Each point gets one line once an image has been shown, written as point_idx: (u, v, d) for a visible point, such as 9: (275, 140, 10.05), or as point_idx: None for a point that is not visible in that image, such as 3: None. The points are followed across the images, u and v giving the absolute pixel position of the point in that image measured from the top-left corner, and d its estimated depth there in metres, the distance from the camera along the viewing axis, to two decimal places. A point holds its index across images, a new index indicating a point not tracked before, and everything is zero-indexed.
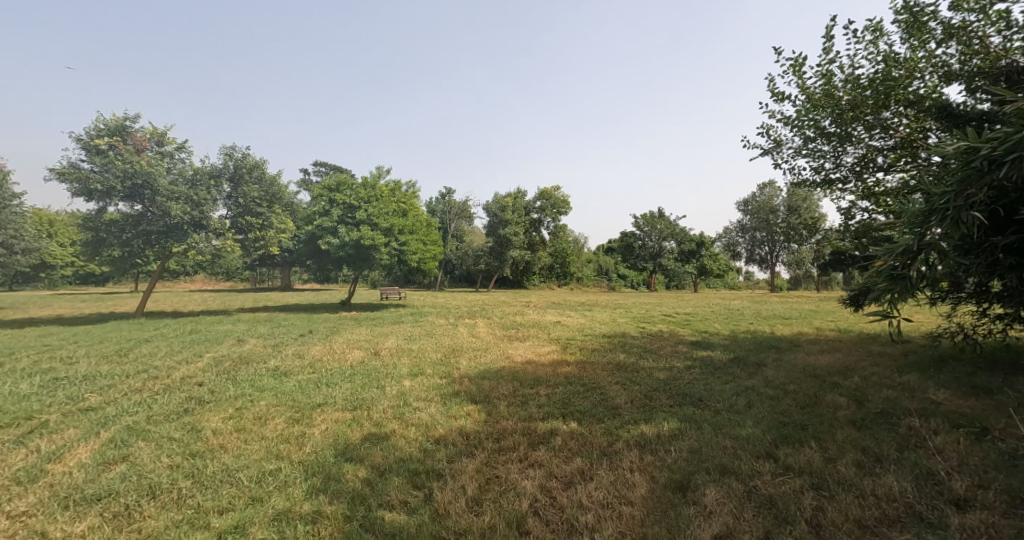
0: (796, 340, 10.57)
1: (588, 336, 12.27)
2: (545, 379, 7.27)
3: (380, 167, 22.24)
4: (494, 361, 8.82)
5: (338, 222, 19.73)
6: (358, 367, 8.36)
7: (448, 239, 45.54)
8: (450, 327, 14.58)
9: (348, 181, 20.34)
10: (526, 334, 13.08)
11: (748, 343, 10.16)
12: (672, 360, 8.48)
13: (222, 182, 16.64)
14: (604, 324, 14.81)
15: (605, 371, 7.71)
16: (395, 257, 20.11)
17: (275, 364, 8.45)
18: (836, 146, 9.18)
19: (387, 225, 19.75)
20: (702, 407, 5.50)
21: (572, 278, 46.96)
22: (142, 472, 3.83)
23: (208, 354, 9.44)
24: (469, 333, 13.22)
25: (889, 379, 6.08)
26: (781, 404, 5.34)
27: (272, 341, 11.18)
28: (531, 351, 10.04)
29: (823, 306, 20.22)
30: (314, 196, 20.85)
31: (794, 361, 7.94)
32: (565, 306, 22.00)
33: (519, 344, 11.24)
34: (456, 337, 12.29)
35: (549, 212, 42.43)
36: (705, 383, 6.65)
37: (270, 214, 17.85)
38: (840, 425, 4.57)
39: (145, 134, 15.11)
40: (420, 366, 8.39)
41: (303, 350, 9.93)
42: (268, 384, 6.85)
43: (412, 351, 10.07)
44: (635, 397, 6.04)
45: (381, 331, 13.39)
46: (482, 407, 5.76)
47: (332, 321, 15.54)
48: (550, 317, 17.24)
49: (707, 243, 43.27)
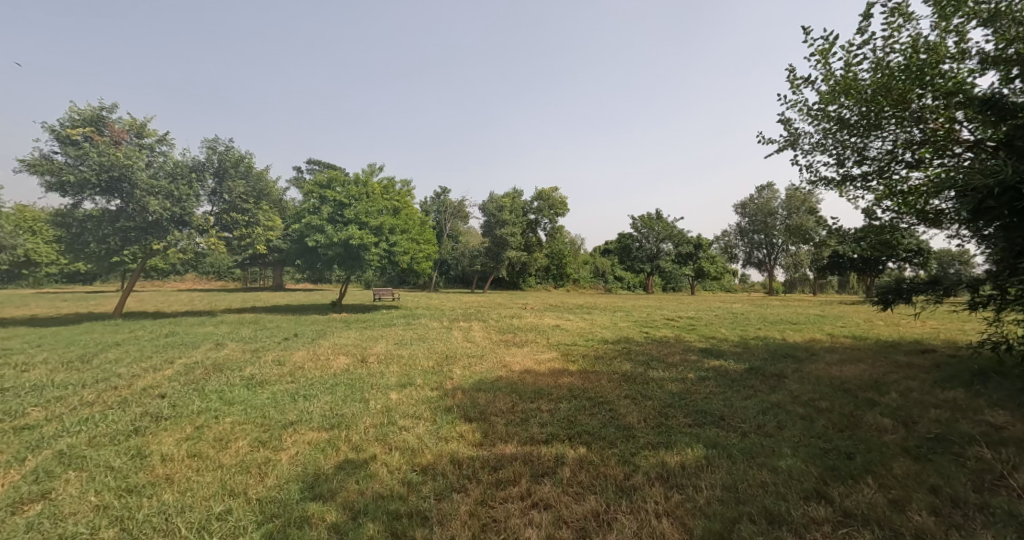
0: (810, 348, 9.99)
1: (590, 342, 11.62)
2: (547, 392, 6.62)
3: (373, 164, 21.55)
4: (490, 370, 8.19)
5: (328, 220, 19.03)
6: (343, 375, 7.70)
7: (443, 239, 44.82)
8: (444, 331, 13.91)
9: (338, 177, 19.66)
10: (525, 339, 12.46)
11: (760, 351, 9.57)
12: (683, 370, 7.86)
13: (206, 176, 15.84)
14: (606, 328, 14.19)
15: (612, 382, 7.08)
16: (386, 257, 19.43)
17: (252, 372, 7.74)
18: (858, 141, 8.68)
19: (379, 224, 19.07)
20: (726, 429, 4.87)
21: (568, 280, 46.34)
22: (59, 517, 3.15)
23: (180, 360, 8.71)
24: (464, 338, 12.58)
25: (931, 396, 5.46)
26: (818, 426, 4.71)
27: (252, 345, 10.45)
28: (530, 359, 9.40)
29: (828, 311, 19.68)
30: (304, 194, 20.14)
31: (816, 372, 7.34)
32: (563, 309, 21.39)
33: (517, 350, 10.58)
34: (450, 342, 11.65)
35: (546, 213, 41.85)
36: (725, 398, 6.03)
37: (257, 211, 17.13)
38: (893, 454, 3.95)
39: (124, 126, 14.46)
40: (410, 374, 7.73)
41: (285, 356, 9.26)
42: (238, 397, 6.15)
43: (403, 357, 9.41)
44: (649, 416, 5.40)
45: (370, 335, 12.69)
46: (478, 426, 5.11)
47: (319, 324, 14.85)
48: (548, 320, 16.61)
49: (706, 246, 42.70)
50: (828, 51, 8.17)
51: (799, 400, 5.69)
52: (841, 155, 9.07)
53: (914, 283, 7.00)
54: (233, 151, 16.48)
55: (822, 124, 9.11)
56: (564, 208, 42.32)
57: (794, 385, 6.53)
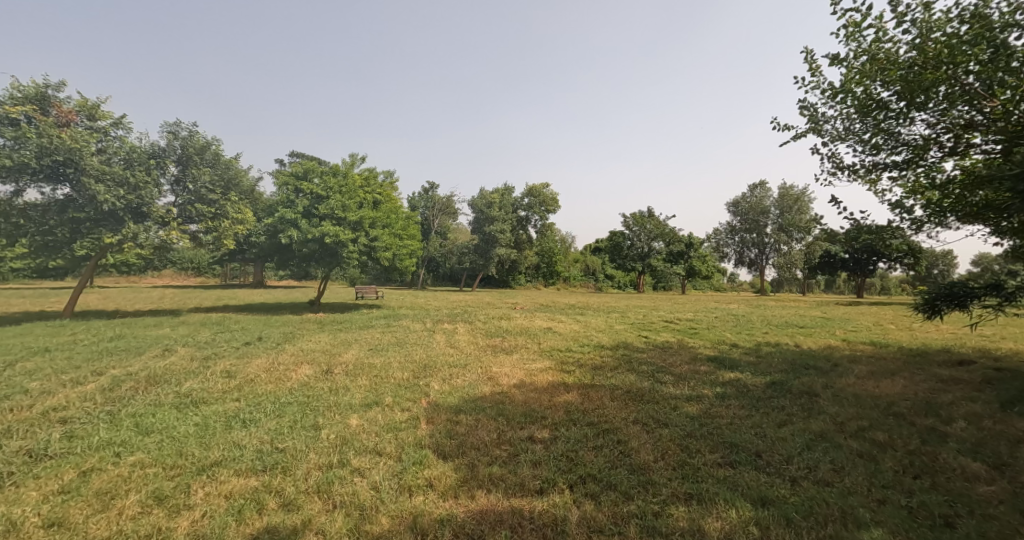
0: (829, 358, 9.07)
1: (585, 348, 10.59)
2: (541, 414, 5.57)
3: (354, 155, 20.41)
4: (475, 384, 7.09)
5: (302, 214, 17.92)
6: (301, 391, 6.55)
7: (431, 235, 43.51)
8: (426, 334, 12.76)
9: (315, 167, 18.52)
10: (514, 344, 11.38)
11: (777, 362, 8.62)
12: (696, 384, 6.87)
13: (167, 163, 14.43)
14: (601, 332, 13.19)
15: (616, 402, 6.04)
16: (365, 254, 18.28)
17: (192, 387, 6.55)
18: (890, 125, 7.81)
19: (357, 218, 17.91)
20: (770, 475, 3.85)
21: (559, 278, 45.46)
22: None
23: (111, 370, 7.43)
24: (447, 342, 11.46)
25: (1009, 427, 4.53)
26: (888, 474, 3.73)
27: (204, 351, 9.21)
28: (520, 369, 8.33)
29: (827, 314, 18.99)
30: (278, 184, 18.86)
31: (851, 389, 6.39)
32: (552, 309, 20.43)
33: (505, 358, 9.51)
34: (431, 347, 10.52)
35: (536, 210, 40.86)
36: (755, 425, 5.04)
37: (225, 202, 15.78)
38: (1009, 526, 2.97)
39: (72, 107, 12.96)
40: (381, 390, 6.62)
41: (239, 365, 8.06)
42: (160, 421, 4.98)
43: (377, 366, 8.29)
44: (668, 452, 4.38)
45: (343, 339, 11.53)
46: (456, 466, 4.05)
47: (290, 325, 13.68)
48: (539, 322, 15.57)
49: (697, 244, 41.82)
50: (858, 24, 7.16)
51: (848, 429, 4.71)
52: (869, 141, 8.20)
53: (969, 287, 6.05)
54: (196, 137, 15.15)
55: (847, 107, 8.22)
56: (555, 205, 41.23)
57: (832, 407, 5.56)
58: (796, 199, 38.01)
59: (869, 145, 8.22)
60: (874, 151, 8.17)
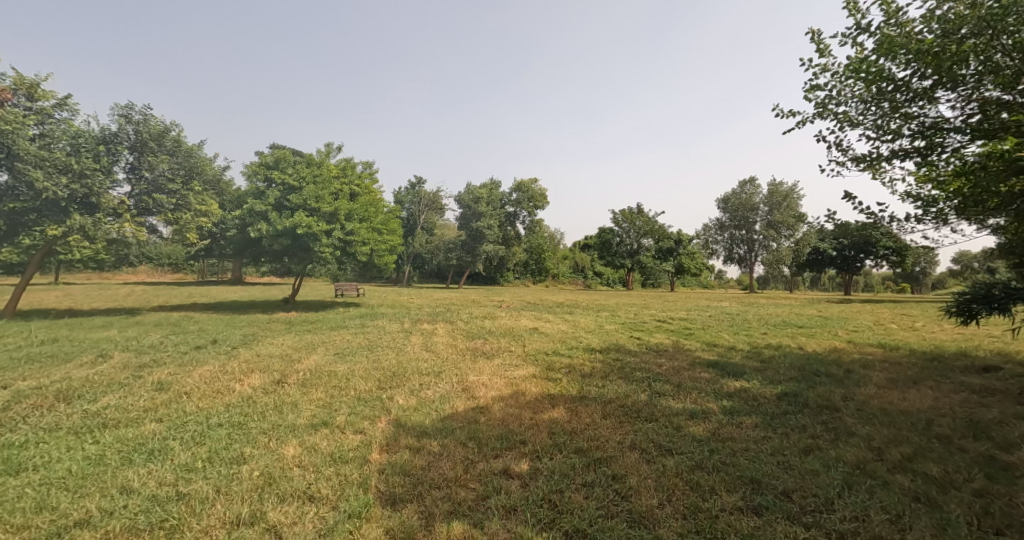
0: (839, 363, 8.33)
1: (574, 352, 9.71)
2: (521, 438, 4.71)
3: (331, 144, 19.33)
4: (447, 398, 6.14)
5: (272, 206, 16.78)
6: (242, 406, 5.56)
7: (416, 231, 42.35)
8: (400, 336, 11.77)
9: (287, 156, 17.41)
10: (496, 347, 10.43)
11: (785, 368, 7.84)
12: (700, 396, 6.05)
13: (119, 149, 13.07)
14: (590, 333, 12.34)
15: (610, 420, 5.18)
16: (340, 249, 17.21)
17: (111, 401, 5.51)
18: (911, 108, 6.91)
19: (331, 210, 16.86)
20: (806, 530, 3.05)
21: (547, 275, 44.73)
22: None
23: (22, 380, 6.33)
24: (423, 345, 10.49)
25: None
26: (960, 530, 2.93)
27: (145, 356, 8.11)
28: (501, 378, 7.41)
29: (821, 312, 18.47)
30: (248, 174, 17.69)
31: (876, 402, 5.62)
32: (539, 308, 19.66)
33: (485, 364, 8.60)
34: (403, 352, 9.57)
35: (525, 206, 39.92)
36: (776, 451, 4.23)
37: (187, 192, 14.51)
38: None
39: (8, 85, 11.66)
40: (337, 407, 5.65)
41: (178, 373, 7.01)
42: (45, 453, 3.98)
43: (339, 375, 7.29)
44: (676, 493, 3.55)
45: (309, 342, 10.52)
46: (407, 520, 3.18)
47: (255, 326, 12.63)
48: (525, 322, 14.70)
49: (686, 241, 41.05)
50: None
51: (890, 458, 3.93)
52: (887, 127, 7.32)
53: (1014, 289, 5.34)
54: (153, 121, 13.80)
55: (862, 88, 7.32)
56: (544, 200, 40.36)
57: (860, 425, 4.79)
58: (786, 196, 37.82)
59: (883, 131, 7.35)
60: (886, 138, 7.32)
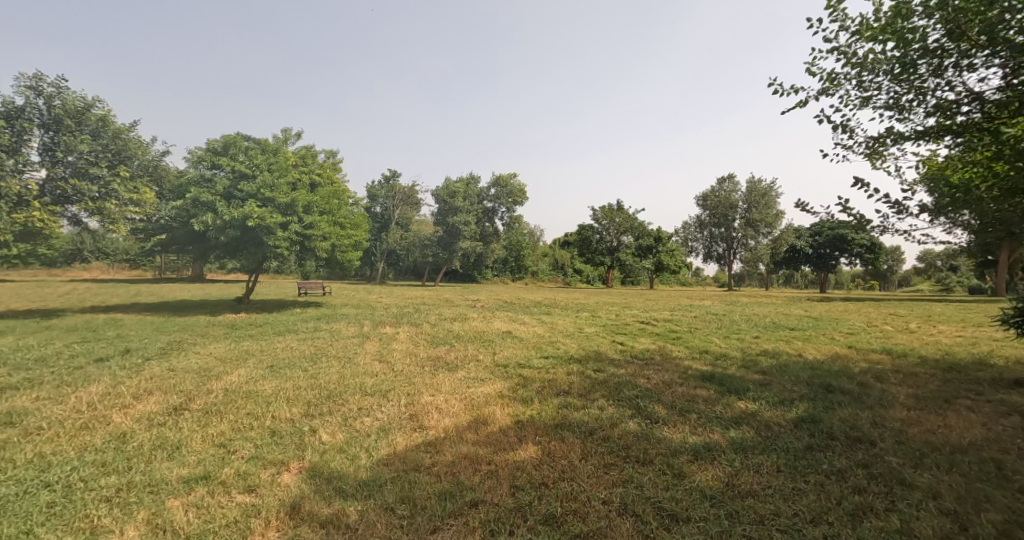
0: (849, 375, 7.38)
1: (549, 362, 8.52)
2: (473, 497, 3.51)
3: (289, 129, 17.87)
4: (387, 432, 4.83)
5: (220, 196, 15.06)
6: (110, 445, 4.19)
7: (390, 227, 40.59)
8: (354, 342, 10.37)
9: (237, 141, 15.89)
10: (462, 357, 9.11)
11: (791, 382, 6.83)
12: (700, 427, 4.97)
13: (27, 125, 11.27)
14: (568, 338, 11.22)
15: (593, 467, 4.03)
16: (298, 244, 15.50)
17: None
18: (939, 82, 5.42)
19: (288, 200, 15.15)
20: None
21: (526, 272, 43.88)
22: None
23: None
24: (378, 354, 9.11)
25: None
26: None
27: (22, 373, 6.54)
28: (461, 400, 6.11)
29: (805, 312, 17.87)
30: (191, 161, 15.96)
31: (917, 432, 4.62)
32: (514, 307, 18.59)
33: (445, 378, 7.36)
34: (352, 363, 8.22)
35: (503, 201, 38.68)
36: (817, 519, 3.15)
37: (113, 177, 12.65)
38: None
39: None
40: (237, 448, 4.29)
41: (51, 398, 5.51)
42: None
43: (262, 397, 5.86)
44: None
45: (246, 350, 9.07)
46: None
47: (191, 330, 11.08)
48: (498, 324, 13.51)
49: (665, 238, 39.89)
50: None
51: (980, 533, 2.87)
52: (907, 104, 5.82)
53: None
54: (71, 96, 12.06)
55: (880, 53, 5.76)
56: (523, 196, 39.20)
57: (912, 470, 3.75)
58: (765, 194, 37.49)
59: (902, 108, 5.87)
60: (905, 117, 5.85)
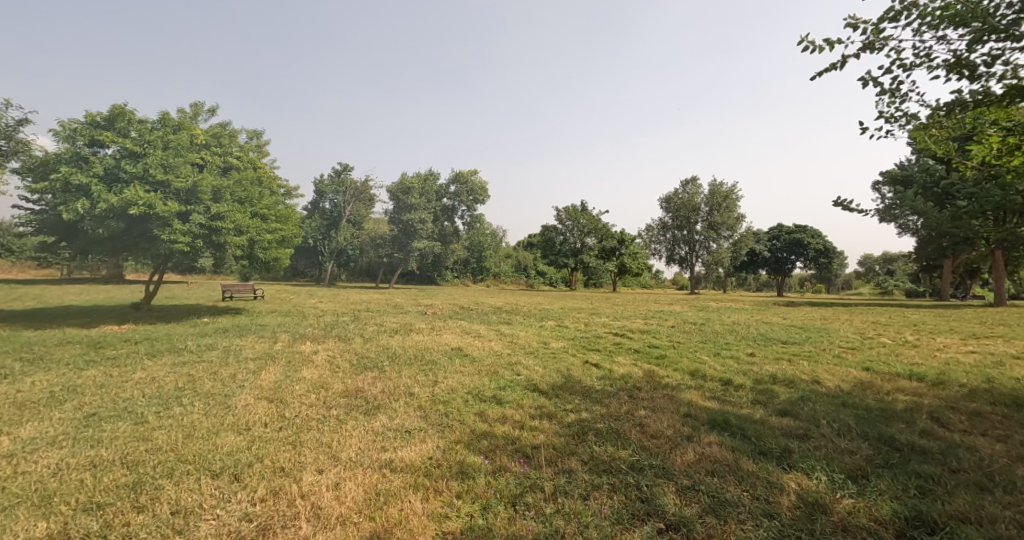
0: (896, 414, 5.65)
1: (505, 396, 6.38)
2: None
3: (197, 103, 15.10)
4: None
5: (98, 178, 12.03)
6: None
7: (340, 225, 37.39)
8: (250, 369, 7.78)
9: (125, 111, 12.88)
10: (390, 390, 6.75)
11: (834, 432, 4.99)
12: None
13: None
14: (530, 356, 9.14)
15: None
16: (202, 238, 12.54)
17: None
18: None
19: (191, 183, 12.35)
20: None
21: (488, 274, 41.87)
22: None
23: None
24: (272, 389, 6.60)
25: None
26: None
27: None
28: (362, 481, 3.84)
29: (785, 319, 16.56)
30: (63, 135, 12.78)
31: None
32: (470, 314, 16.38)
33: (353, 431, 5.06)
34: (225, 406, 5.75)
35: (463, 199, 36.32)
36: None
37: None
38: None
39: None
40: None
41: None
42: None
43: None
44: None
45: (77, 386, 6.38)
46: None
47: (27, 352, 8.20)
48: (447, 337, 11.25)
49: (629, 241, 38.73)
50: None
51: None
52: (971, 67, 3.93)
53: None
54: None
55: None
56: (483, 194, 36.97)
57: None
58: (728, 196, 36.74)
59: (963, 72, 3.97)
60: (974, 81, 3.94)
